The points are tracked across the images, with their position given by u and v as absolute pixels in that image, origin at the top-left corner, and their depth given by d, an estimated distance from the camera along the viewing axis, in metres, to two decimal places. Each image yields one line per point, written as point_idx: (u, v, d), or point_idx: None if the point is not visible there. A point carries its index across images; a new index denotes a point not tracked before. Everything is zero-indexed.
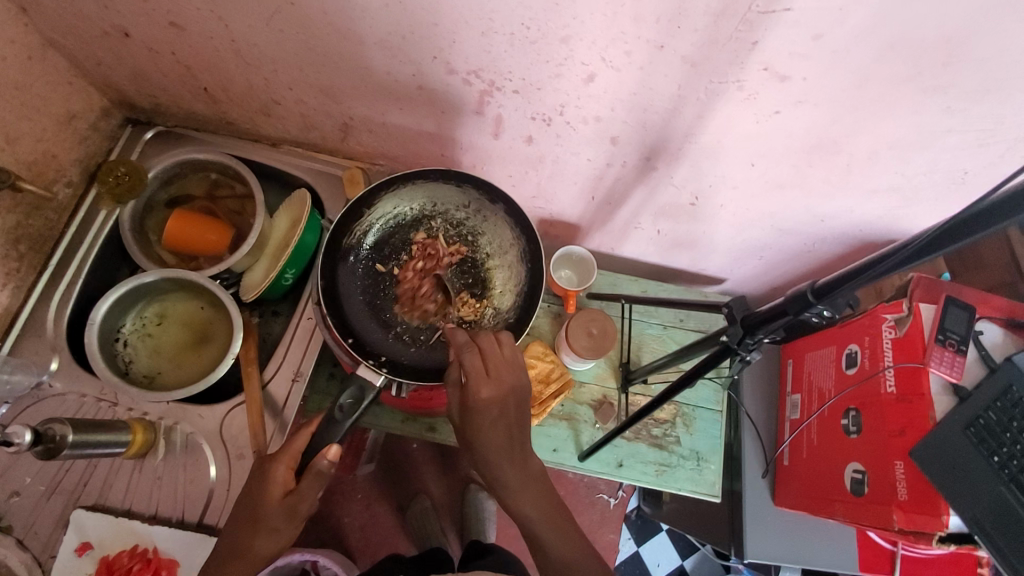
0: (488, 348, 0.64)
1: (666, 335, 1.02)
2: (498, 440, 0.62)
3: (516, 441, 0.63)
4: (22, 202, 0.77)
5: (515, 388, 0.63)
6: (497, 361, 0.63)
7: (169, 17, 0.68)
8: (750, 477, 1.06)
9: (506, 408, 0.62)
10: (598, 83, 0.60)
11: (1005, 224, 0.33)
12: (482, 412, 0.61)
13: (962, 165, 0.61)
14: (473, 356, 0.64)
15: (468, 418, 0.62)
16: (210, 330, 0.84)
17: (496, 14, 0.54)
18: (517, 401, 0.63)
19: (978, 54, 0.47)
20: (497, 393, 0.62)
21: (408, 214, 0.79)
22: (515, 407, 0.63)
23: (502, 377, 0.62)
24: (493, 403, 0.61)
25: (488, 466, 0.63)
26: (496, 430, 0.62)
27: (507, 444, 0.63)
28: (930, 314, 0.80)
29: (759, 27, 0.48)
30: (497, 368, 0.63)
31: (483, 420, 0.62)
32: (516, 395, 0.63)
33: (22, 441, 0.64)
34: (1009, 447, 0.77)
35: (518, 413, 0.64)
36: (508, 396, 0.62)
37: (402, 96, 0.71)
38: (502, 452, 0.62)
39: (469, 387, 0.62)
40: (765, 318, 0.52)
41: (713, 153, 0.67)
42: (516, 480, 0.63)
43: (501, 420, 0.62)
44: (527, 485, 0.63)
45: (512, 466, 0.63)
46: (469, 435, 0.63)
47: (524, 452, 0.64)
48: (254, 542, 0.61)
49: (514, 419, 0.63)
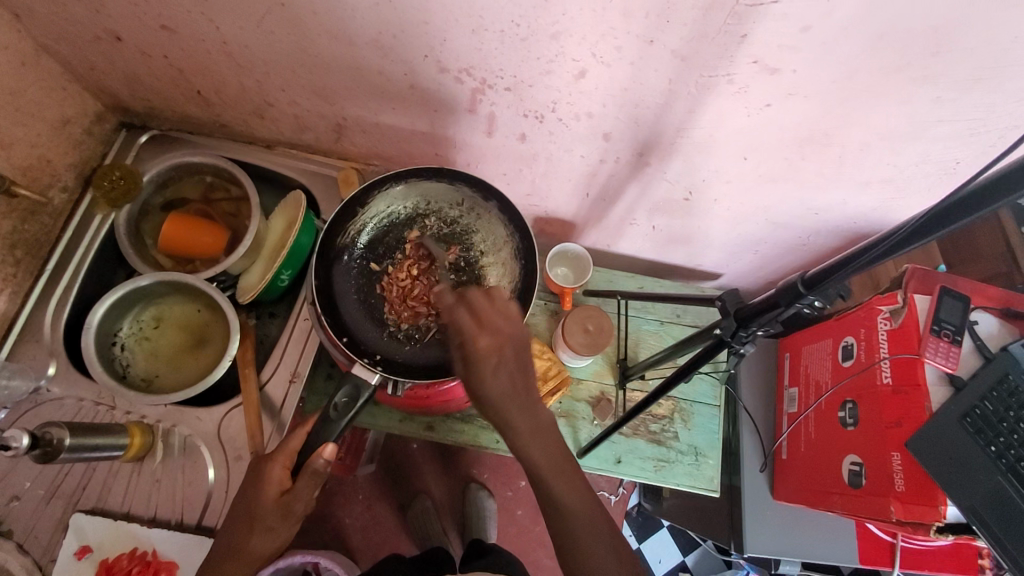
0: (476, 299, 0.58)
1: (663, 331, 1.02)
2: (506, 391, 0.55)
3: (525, 389, 0.57)
4: (17, 207, 0.77)
5: (514, 334, 0.57)
6: (491, 311, 0.57)
7: (161, 20, 0.68)
8: (749, 472, 1.06)
9: (509, 356, 0.56)
10: (589, 79, 0.60)
11: (1000, 202, 0.32)
12: (484, 363, 0.55)
13: (953, 156, 0.61)
14: (464, 310, 0.57)
15: (470, 374, 0.56)
16: (206, 332, 0.84)
17: (485, 11, 0.54)
18: (519, 347, 0.57)
19: (966, 43, 0.47)
20: (495, 341, 0.56)
21: (402, 213, 0.79)
22: (516, 354, 0.57)
23: (496, 325, 0.56)
24: (493, 352, 0.55)
25: (499, 419, 0.56)
26: (501, 379, 0.55)
27: (514, 394, 0.56)
28: (924, 306, 0.80)
29: (748, 20, 0.48)
30: (491, 318, 0.57)
31: (486, 373, 0.55)
32: (517, 341, 0.57)
33: (19, 445, 0.64)
34: (1005, 437, 0.78)
35: (522, 360, 0.57)
36: (508, 343, 0.56)
37: (395, 95, 0.72)
38: (512, 403, 0.56)
39: (466, 343, 0.56)
40: (758, 310, 0.52)
41: (705, 148, 0.67)
42: (529, 430, 0.56)
43: (505, 369, 0.56)
44: (540, 433, 0.57)
45: (524, 415, 0.56)
46: (472, 391, 0.56)
47: (533, 401, 0.58)
48: (249, 541, 0.61)
49: (521, 367, 0.57)
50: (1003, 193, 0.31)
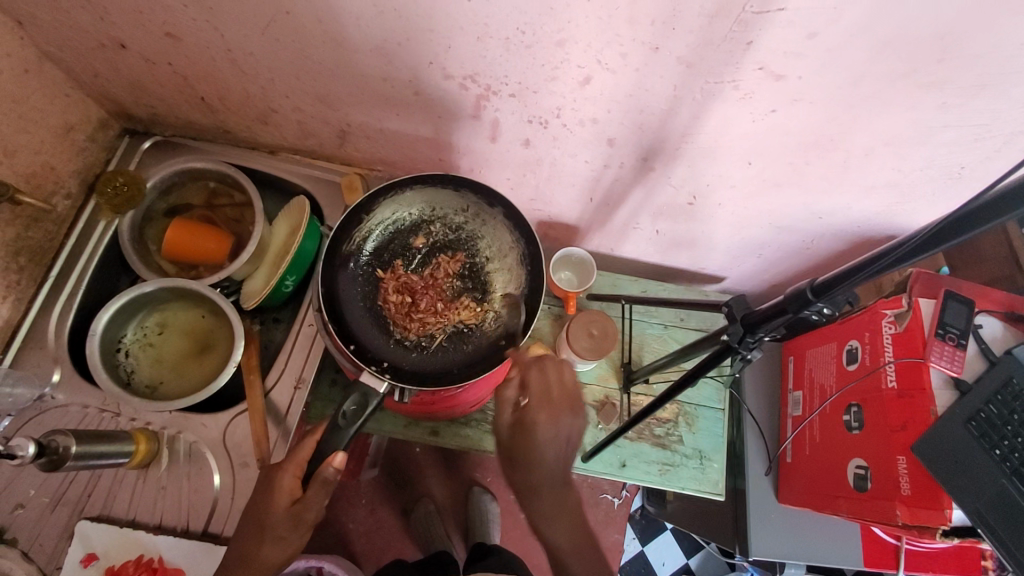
0: (553, 372, 0.65)
1: (667, 334, 1.02)
2: (547, 468, 0.62)
3: (564, 472, 0.63)
4: (21, 215, 0.77)
5: (572, 415, 0.64)
6: (556, 387, 0.64)
7: (166, 28, 0.68)
8: (753, 475, 1.06)
9: (559, 436, 0.62)
10: (594, 86, 0.61)
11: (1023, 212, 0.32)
12: (537, 434, 0.62)
13: (959, 161, 0.62)
14: (538, 375, 0.65)
15: (520, 437, 0.63)
16: (211, 338, 0.84)
17: (490, 19, 0.55)
18: (572, 429, 0.63)
19: (971, 50, 0.47)
20: (553, 417, 0.62)
21: (407, 219, 0.79)
22: (569, 436, 0.63)
23: (559, 402, 0.63)
24: (549, 427, 0.62)
25: (531, 490, 0.63)
26: (547, 453, 0.62)
27: (553, 474, 0.63)
28: (928, 309, 0.81)
29: (753, 27, 0.48)
30: (557, 396, 0.64)
31: (537, 442, 0.62)
32: (573, 423, 0.63)
33: (25, 453, 0.64)
34: (1010, 440, 0.78)
35: (570, 442, 0.63)
36: (564, 422, 0.63)
37: (400, 102, 0.72)
38: (548, 479, 0.62)
39: (528, 407, 0.63)
40: (766, 316, 0.52)
41: (710, 153, 0.67)
42: (554, 509, 0.63)
43: (552, 446, 0.62)
44: (565, 514, 0.63)
45: (555, 495, 0.63)
46: (516, 453, 0.63)
47: (565, 487, 0.64)
48: (260, 550, 0.61)
49: (566, 448, 0.63)
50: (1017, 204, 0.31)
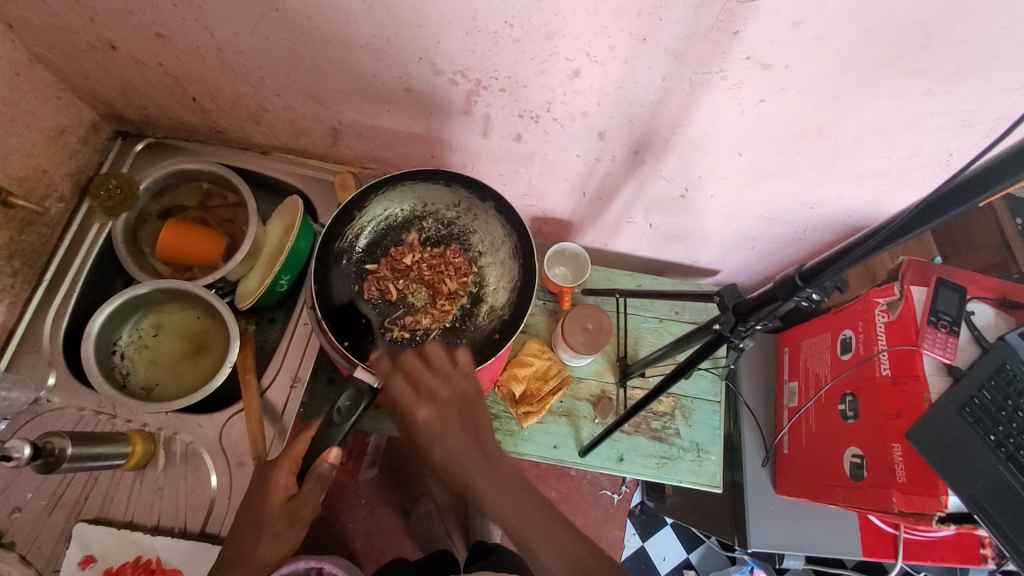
0: (412, 367, 0.62)
1: (663, 328, 1.02)
2: (455, 453, 0.58)
3: (477, 447, 0.60)
4: (14, 218, 0.77)
5: (453, 395, 0.61)
6: (425, 376, 0.62)
7: (156, 28, 0.68)
8: (751, 467, 1.06)
9: (451, 417, 0.60)
10: (584, 79, 0.61)
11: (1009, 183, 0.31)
12: (427, 429, 0.59)
13: (947, 148, 0.62)
14: (401, 381, 0.62)
15: (417, 442, 0.60)
16: (206, 339, 0.84)
17: (479, 13, 0.55)
18: (459, 407, 0.61)
19: (954, 36, 0.47)
20: (434, 407, 0.60)
21: (399, 215, 0.79)
22: (459, 415, 0.60)
23: (432, 390, 0.61)
24: (433, 419, 0.59)
25: (459, 475, 0.58)
26: (447, 441, 0.59)
27: (467, 454, 0.59)
28: (920, 297, 0.81)
29: (740, 17, 0.49)
30: (428, 386, 0.61)
31: (433, 438, 0.59)
32: (456, 403, 0.61)
33: (21, 455, 0.64)
34: (1004, 426, 0.79)
35: (468, 419, 0.61)
36: (446, 407, 0.60)
37: (391, 98, 0.72)
38: (461, 462, 0.58)
39: (405, 412, 0.60)
40: (755, 304, 0.53)
41: (701, 145, 0.68)
42: (490, 486, 0.58)
43: (450, 432, 0.59)
44: (503, 486, 0.58)
45: (481, 472, 0.58)
46: (424, 458, 0.60)
47: (488, 453, 0.60)
48: (258, 547, 0.61)
49: (462, 426, 0.60)
50: (1005, 175, 0.31)
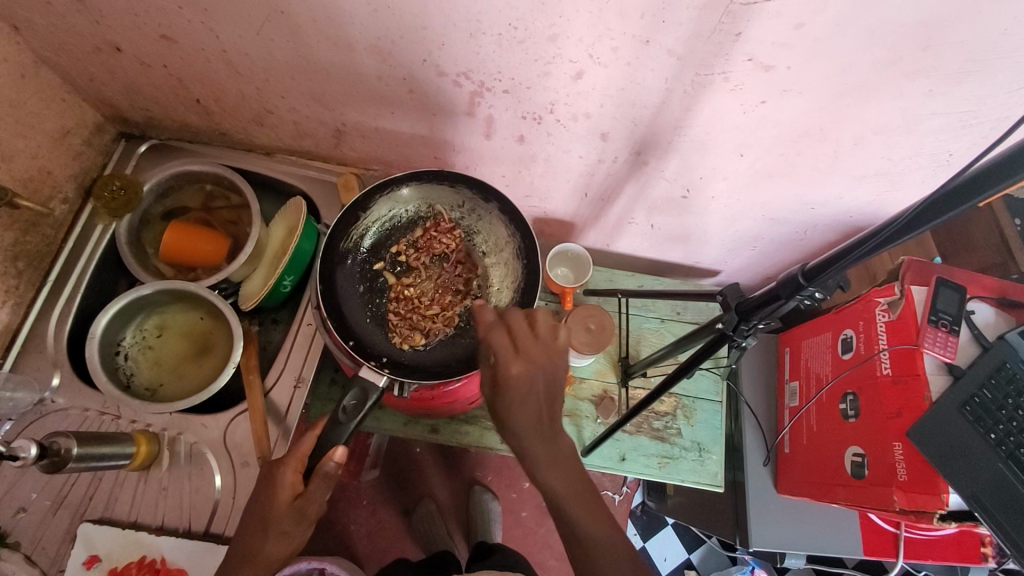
0: (517, 323, 0.57)
1: (664, 328, 1.03)
2: (531, 419, 0.54)
3: (550, 420, 0.56)
4: (19, 219, 0.78)
5: (550, 365, 0.55)
6: (527, 334, 0.56)
7: (161, 30, 0.68)
8: (752, 467, 1.06)
9: (540, 388, 0.55)
10: (587, 80, 0.61)
11: (1014, 181, 0.31)
12: (512, 389, 0.54)
13: (948, 149, 0.63)
14: (501, 332, 0.57)
15: (497, 398, 0.55)
16: (210, 340, 0.85)
17: (483, 16, 0.55)
18: (549, 378, 0.55)
19: (955, 37, 0.48)
20: (528, 368, 0.54)
21: (404, 216, 0.80)
22: (547, 385, 0.55)
23: (530, 352, 0.55)
24: (525, 379, 0.54)
25: (521, 440, 0.55)
26: (528, 406, 0.54)
27: (540, 426, 0.55)
28: (921, 297, 0.81)
29: (742, 19, 0.49)
30: (528, 345, 0.56)
31: (515, 399, 0.54)
32: (550, 372, 0.55)
33: (27, 454, 0.64)
34: (1004, 425, 0.79)
35: (551, 393, 0.56)
36: (540, 374, 0.55)
37: (395, 100, 0.72)
38: (532, 430, 0.55)
39: (499, 364, 0.55)
40: (758, 303, 0.53)
41: (703, 146, 0.68)
42: (546, 457, 0.55)
43: (533, 399, 0.55)
44: (560, 462, 0.55)
45: (544, 444, 0.55)
46: (498, 414, 0.56)
47: (557, 433, 0.56)
48: (265, 545, 0.61)
49: (543, 396, 0.55)
50: (1005, 175, 0.31)
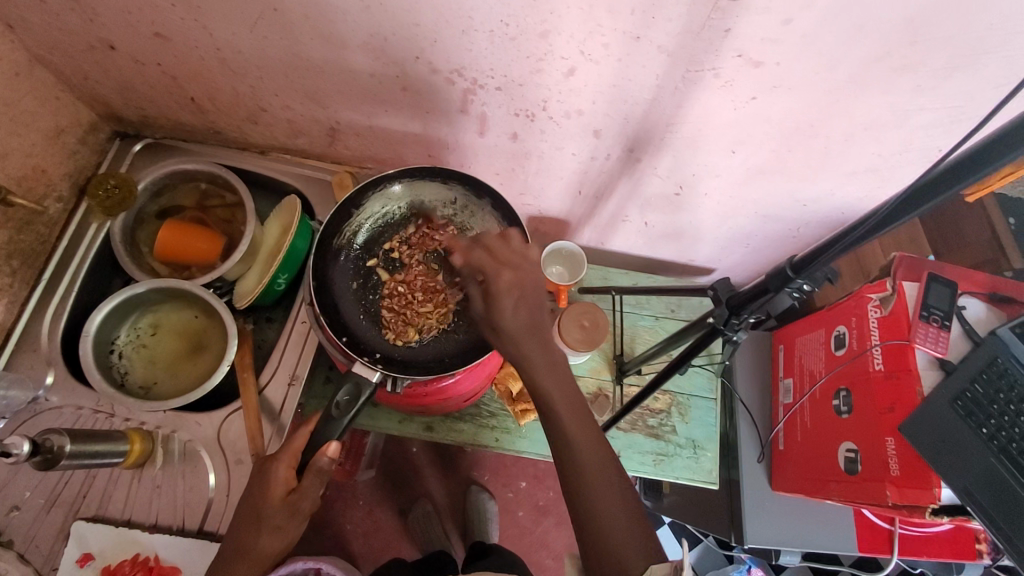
0: (492, 243, 0.61)
1: (659, 326, 1.03)
2: (523, 321, 0.56)
3: (541, 321, 0.57)
4: (13, 217, 0.78)
5: (535, 272, 0.59)
6: (505, 249, 0.60)
7: (155, 28, 0.69)
8: (748, 465, 1.06)
9: (528, 292, 0.57)
10: (579, 77, 0.62)
11: (1003, 162, 0.31)
12: (505, 292, 0.56)
13: (938, 144, 0.63)
14: (481, 251, 0.60)
15: (491, 310, 0.57)
16: (204, 338, 0.85)
17: (475, 12, 0.56)
18: (538, 283, 0.58)
19: (941, 33, 0.48)
20: (515, 273, 0.58)
21: (397, 213, 0.79)
22: (535, 289, 0.58)
23: (515, 261, 0.59)
24: (514, 285, 0.57)
25: (519, 349, 0.56)
26: (518, 310, 0.56)
27: (534, 330, 0.56)
28: (913, 293, 0.82)
29: (731, 15, 0.50)
30: (508, 256, 0.60)
31: (505, 302, 0.56)
32: (537, 278, 0.59)
33: (20, 452, 0.64)
34: (996, 419, 0.79)
35: (540, 295, 0.58)
36: (530, 280, 0.58)
37: (388, 98, 0.72)
38: (527, 333, 0.56)
39: (487, 277, 0.58)
40: (748, 297, 0.53)
41: (695, 143, 0.69)
42: (543, 360, 0.56)
43: (524, 301, 0.57)
44: (556, 368, 0.56)
45: (539, 347, 0.56)
46: (493, 321, 0.57)
47: (550, 337, 0.58)
48: (258, 541, 0.61)
49: (534, 299, 0.57)
50: (997, 156, 0.31)
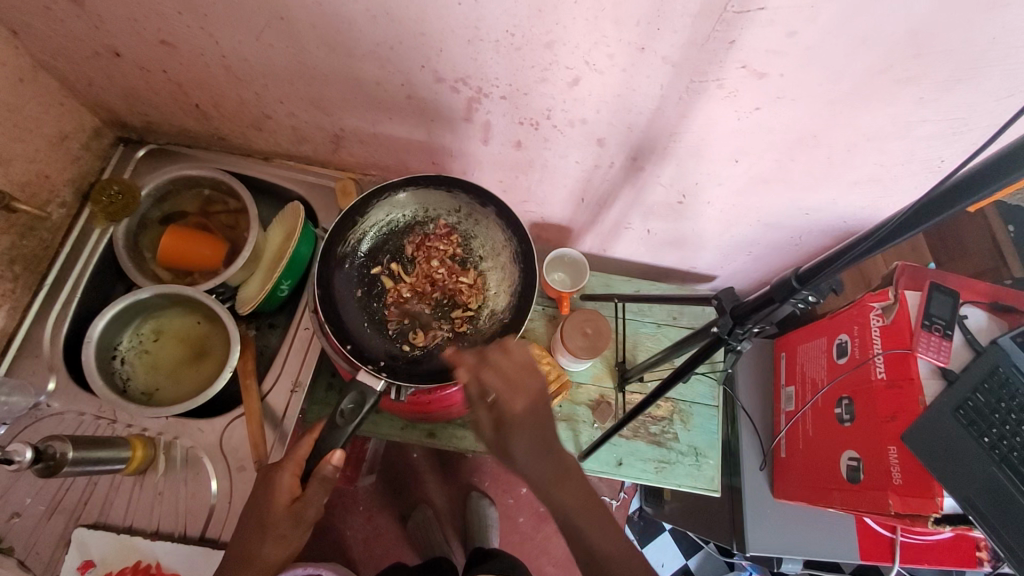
0: (500, 361, 0.62)
1: (660, 333, 1.03)
2: (535, 449, 0.60)
3: (551, 442, 0.61)
4: (17, 222, 0.78)
5: (543, 390, 0.62)
6: (513, 368, 0.61)
7: (161, 36, 0.69)
8: (749, 472, 1.07)
9: (539, 418, 0.61)
10: (584, 86, 0.62)
11: (1007, 181, 0.31)
12: (518, 424, 0.59)
13: (939, 155, 0.63)
14: (492, 372, 0.61)
15: (506, 436, 0.59)
16: (206, 345, 0.85)
17: (481, 22, 0.56)
18: (546, 403, 0.62)
19: (944, 46, 0.48)
20: (528, 399, 0.60)
21: (401, 220, 0.79)
22: (545, 410, 0.62)
23: (525, 383, 0.61)
24: (528, 412, 0.60)
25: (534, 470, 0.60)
26: (531, 437, 0.60)
27: (546, 448, 0.60)
28: (914, 301, 0.82)
29: (735, 26, 0.50)
30: (518, 377, 0.61)
31: (518, 432, 0.59)
32: (545, 396, 0.62)
33: (22, 458, 0.64)
34: (998, 428, 0.79)
35: (549, 414, 0.62)
36: (537, 402, 0.61)
37: (392, 106, 0.73)
38: (537, 461, 0.60)
39: (500, 404, 0.60)
40: (753, 307, 0.53)
41: (698, 153, 0.69)
42: (555, 482, 0.60)
43: (534, 429, 0.60)
44: (568, 486, 0.60)
45: (551, 468, 0.60)
46: (504, 452, 0.60)
47: (560, 458, 0.61)
48: (262, 549, 0.61)
49: (541, 422, 0.61)
50: (993, 179, 0.32)
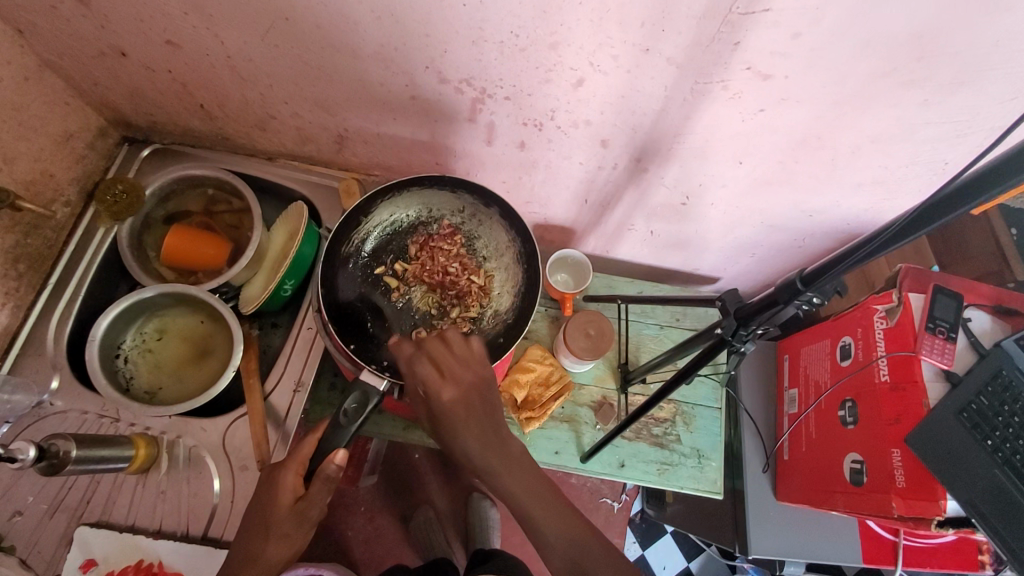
0: (436, 350, 0.62)
1: (664, 334, 1.03)
2: (474, 437, 0.59)
3: (492, 426, 0.61)
4: (22, 221, 0.78)
5: (477, 381, 0.61)
6: (450, 359, 0.62)
7: (167, 36, 0.69)
8: (751, 474, 1.06)
9: (474, 406, 0.60)
10: (588, 87, 0.62)
11: (1013, 182, 0.31)
12: (452, 413, 0.59)
13: (943, 157, 0.63)
14: (424, 363, 0.61)
15: (440, 425, 0.60)
16: (209, 344, 0.85)
17: (485, 23, 0.56)
18: (484, 392, 0.61)
19: (950, 48, 0.48)
20: (459, 390, 0.60)
21: (405, 221, 0.80)
22: (481, 401, 0.61)
23: (460, 374, 0.61)
24: (458, 403, 0.60)
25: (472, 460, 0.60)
26: (470, 427, 0.59)
27: (483, 438, 0.60)
28: (919, 305, 0.82)
29: (740, 28, 0.50)
30: (452, 369, 0.61)
31: (455, 422, 0.59)
32: (479, 389, 0.61)
33: (25, 457, 0.64)
34: (1001, 430, 0.79)
35: (489, 404, 0.61)
36: (472, 392, 0.61)
37: (396, 106, 0.73)
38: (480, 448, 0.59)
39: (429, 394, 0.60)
40: (756, 309, 0.53)
41: (701, 154, 0.69)
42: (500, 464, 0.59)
43: (470, 418, 0.60)
44: (511, 466, 0.59)
45: (496, 452, 0.60)
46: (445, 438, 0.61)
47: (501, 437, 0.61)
48: (265, 549, 0.61)
49: (481, 410, 0.61)
50: (1000, 180, 0.31)
